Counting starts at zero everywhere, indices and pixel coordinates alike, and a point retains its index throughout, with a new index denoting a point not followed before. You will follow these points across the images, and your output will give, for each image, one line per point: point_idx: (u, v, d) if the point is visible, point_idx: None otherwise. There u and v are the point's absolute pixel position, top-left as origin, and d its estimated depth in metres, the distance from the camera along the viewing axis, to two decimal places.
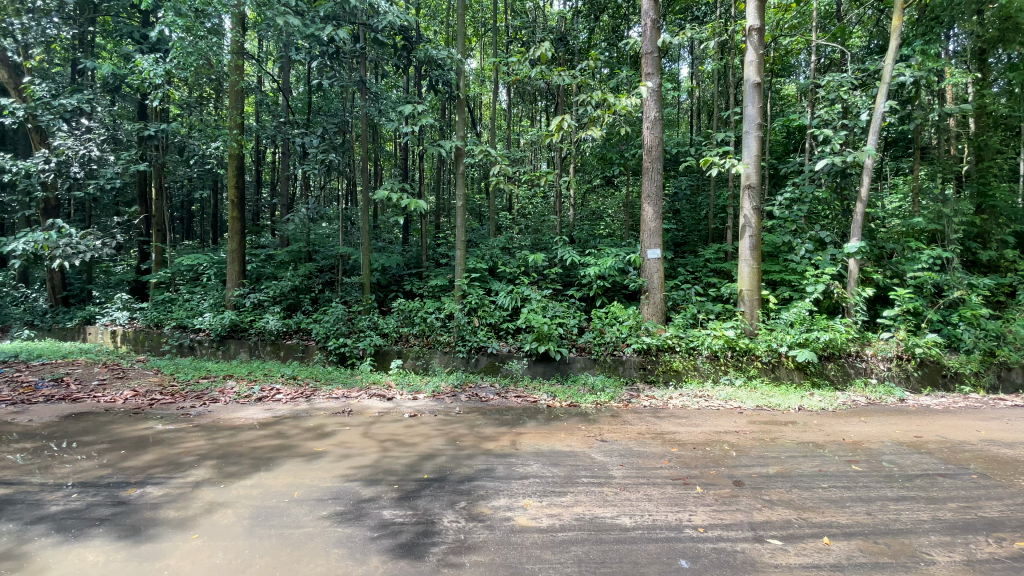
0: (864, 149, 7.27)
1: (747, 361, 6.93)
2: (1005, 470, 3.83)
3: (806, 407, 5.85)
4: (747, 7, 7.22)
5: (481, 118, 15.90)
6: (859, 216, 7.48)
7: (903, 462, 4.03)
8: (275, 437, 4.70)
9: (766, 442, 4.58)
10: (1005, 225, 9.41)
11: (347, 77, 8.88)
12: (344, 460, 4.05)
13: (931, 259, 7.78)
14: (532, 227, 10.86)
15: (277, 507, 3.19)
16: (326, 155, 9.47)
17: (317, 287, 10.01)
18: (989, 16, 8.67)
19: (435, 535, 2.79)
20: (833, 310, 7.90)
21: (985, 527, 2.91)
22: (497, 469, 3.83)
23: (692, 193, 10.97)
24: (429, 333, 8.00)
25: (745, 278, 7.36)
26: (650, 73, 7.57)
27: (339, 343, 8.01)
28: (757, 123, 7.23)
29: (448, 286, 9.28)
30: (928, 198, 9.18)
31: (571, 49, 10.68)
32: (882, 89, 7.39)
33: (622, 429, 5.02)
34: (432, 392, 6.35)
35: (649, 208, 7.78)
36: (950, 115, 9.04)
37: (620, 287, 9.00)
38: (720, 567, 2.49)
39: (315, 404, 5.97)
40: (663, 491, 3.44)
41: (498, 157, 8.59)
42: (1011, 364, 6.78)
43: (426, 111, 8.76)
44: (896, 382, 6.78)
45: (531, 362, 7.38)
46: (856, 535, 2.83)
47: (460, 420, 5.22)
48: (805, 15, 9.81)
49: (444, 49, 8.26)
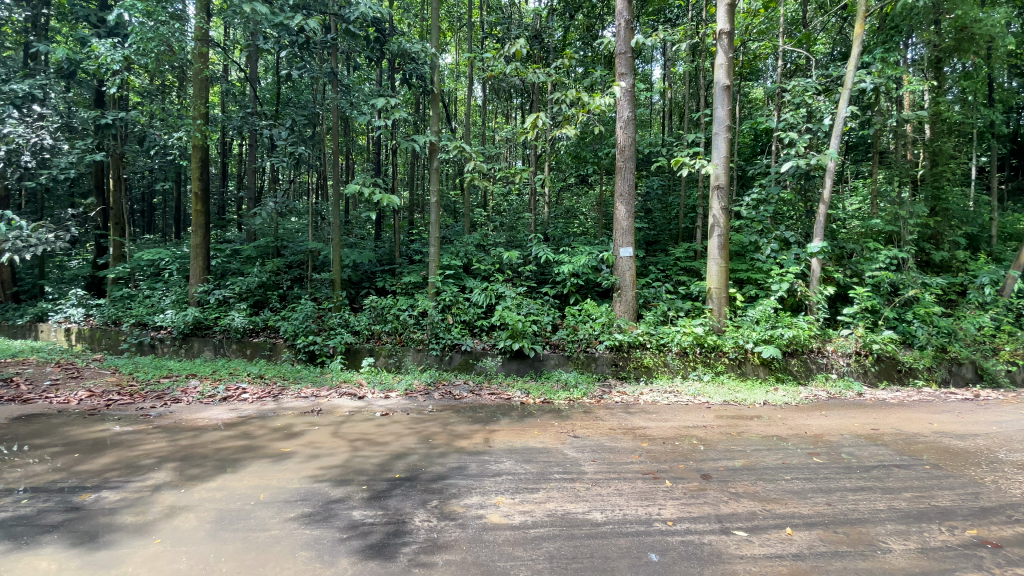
0: (827, 152, 7.55)
1: (715, 358, 7.10)
2: (955, 461, 4.04)
3: (771, 402, 6.03)
4: (718, 11, 7.37)
5: (456, 114, 15.75)
6: (821, 217, 7.74)
7: (860, 454, 4.20)
8: (241, 438, 4.56)
9: (732, 436, 4.71)
10: (956, 227, 9.95)
11: (317, 68, 8.70)
12: (312, 460, 3.96)
13: (888, 259, 8.10)
14: (507, 224, 10.90)
15: (241, 510, 3.09)
16: (295, 148, 9.24)
17: (286, 283, 9.75)
18: (945, 26, 9.04)
19: (405, 535, 2.76)
20: (797, 308, 8.15)
21: (938, 516, 3.06)
22: (470, 467, 3.81)
23: (663, 192, 11.15)
24: (402, 331, 7.89)
25: (714, 277, 7.54)
26: (624, 73, 7.64)
27: (308, 342, 7.83)
28: (726, 125, 7.37)
29: (421, 283, 9.16)
30: (886, 200, 9.56)
31: (545, 48, 10.69)
32: (845, 95, 7.65)
33: (594, 425, 5.07)
34: (404, 390, 6.28)
35: (622, 207, 7.88)
36: (907, 121, 9.44)
37: (594, 285, 9.07)
38: (688, 560, 2.54)
39: (282, 403, 5.82)
40: (633, 485, 3.50)
41: (473, 153, 8.50)
42: (961, 359, 7.17)
43: (400, 105, 8.59)
44: (855, 377, 7.06)
45: (505, 359, 7.36)
46: (817, 525, 2.94)
47: (433, 418, 5.17)
48: (772, 20, 10.02)
49: (417, 43, 8.14)
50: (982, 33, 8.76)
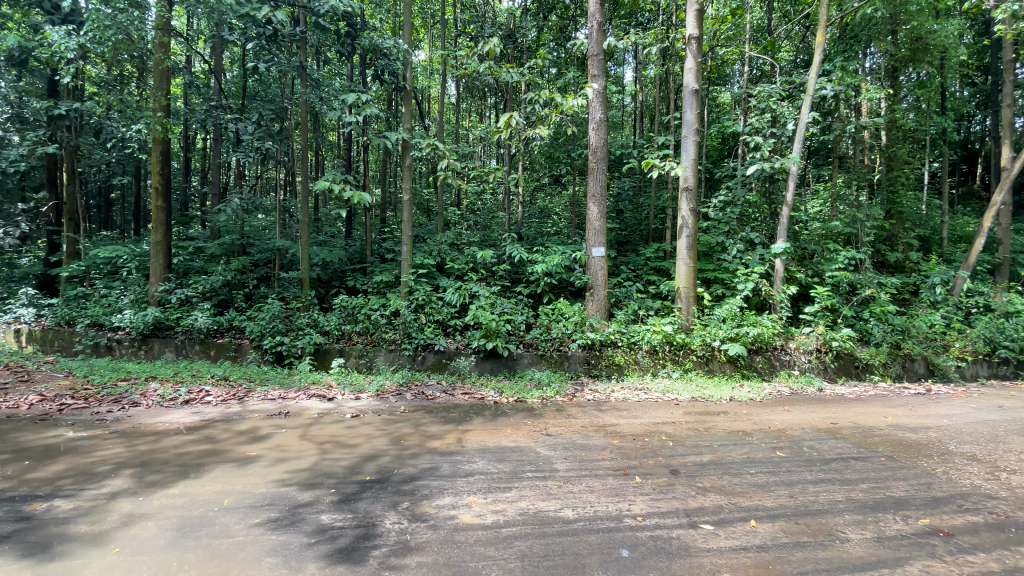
0: (790, 156, 7.82)
1: (683, 355, 7.26)
2: (908, 453, 4.24)
3: (737, 398, 6.19)
4: (687, 16, 7.51)
5: (428, 111, 15.63)
6: (784, 220, 8.01)
7: (821, 447, 4.37)
8: (204, 442, 4.42)
9: (699, 431, 4.83)
10: (909, 229, 10.45)
11: (286, 62, 8.46)
12: (279, 464, 3.87)
13: (847, 260, 8.42)
14: (481, 223, 10.90)
15: (203, 517, 2.99)
16: (262, 143, 8.96)
17: (252, 282, 9.48)
18: (901, 37, 9.44)
19: (376, 538, 2.72)
20: (762, 306, 8.40)
21: (892, 506, 3.20)
22: (442, 468, 3.79)
23: (635, 194, 11.33)
24: (373, 331, 7.77)
25: (682, 276, 7.72)
26: (596, 75, 7.71)
27: (276, 342, 7.63)
28: (695, 128, 7.53)
29: (394, 282, 9.05)
30: (845, 203, 9.95)
31: (519, 47, 10.67)
32: (807, 101, 7.92)
33: (567, 423, 5.12)
34: (376, 391, 6.19)
35: (594, 207, 7.96)
36: (865, 128, 9.84)
37: (567, 284, 9.13)
38: (657, 554, 2.59)
39: (249, 406, 5.66)
40: (604, 482, 3.54)
41: (446, 151, 8.42)
42: (914, 355, 7.53)
43: (371, 101, 8.43)
44: (815, 373, 7.32)
45: (479, 359, 7.33)
46: (779, 517, 3.03)
47: (405, 419, 5.12)
48: (739, 27, 10.26)
49: (390, 38, 7.99)
50: (936, 44, 9.19)
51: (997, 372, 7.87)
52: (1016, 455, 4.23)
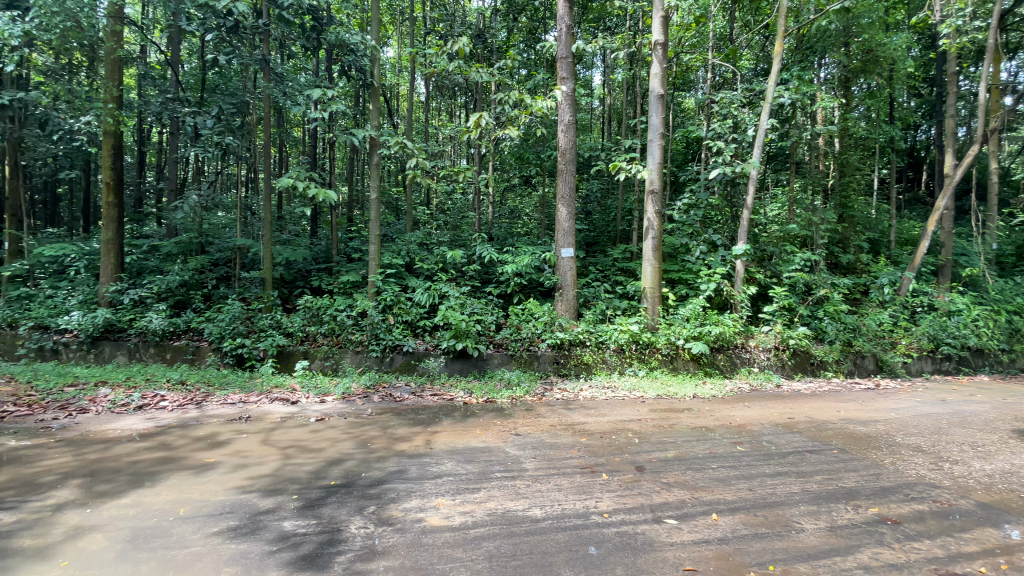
0: (750, 161, 8.09)
1: (649, 354, 7.42)
2: (859, 445, 4.46)
3: (700, 396, 6.36)
4: (653, 22, 7.67)
5: (397, 109, 15.46)
6: (745, 222, 8.28)
7: (779, 441, 4.55)
8: (159, 449, 4.24)
9: (664, 428, 4.94)
10: (860, 232, 10.99)
11: (248, 54, 8.19)
12: (239, 470, 3.74)
13: (803, 262, 8.79)
14: (451, 223, 10.83)
15: (157, 527, 2.86)
16: (222, 138, 8.64)
17: (212, 282, 9.15)
18: (853, 48, 9.88)
19: (341, 544, 2.67)
20: (723, 306, 8.65)
21: (845, 496, 3.36)
22: (409, 470, 3.74)
23: (603, 195, 11.49)
24: (339, 332, 7.61)
25: (648, 277, 7.89)
26: (565, 77, 7.80)
27: (236, 344, 7.38)
28: (661, 132, 7.69)
29: (360, 282, 8.90)
30: (802, 207, 10.38)
31: (489, 47, 10.64)
32: (766, 108, 8.22)
33: (536, 422, 5.15)
34: (342, 393, 6.07)
35: (564, 208, 8.04)
36: (819, 135, 10.28)
37: (537, 284, 9.18)
38: (623, 550, 2.64)
39: (207, 410, 5.46)
40: (572, 480, 3.58)
41: (415, 149, 8.29)
42: (864, 352, 7.92)
43: (338, 97, 8.25)
44: (774, 370, 7.60)
45: (448, 360, 7.26)
46: (740, 510, 3.14)
47: (372, 422, 5.04)
48: (703, 35, 10.54)
49: (357, 34, 7.85)
50: (885, 56, 9.68)
51: (940, 367, 8.36)
52: (957, 446, 4.50)
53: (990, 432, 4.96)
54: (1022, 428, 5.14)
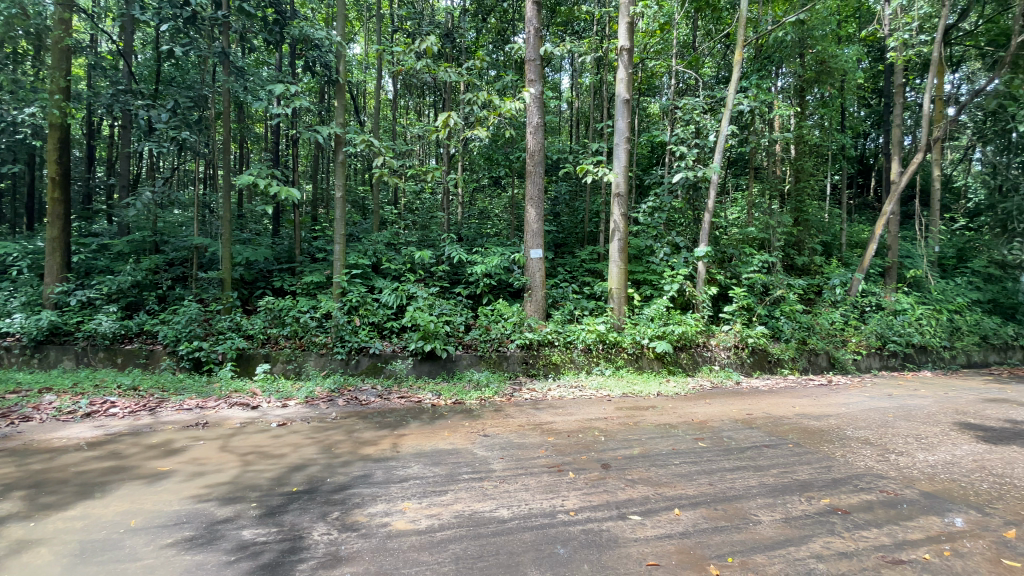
0: (711, 166, 8.36)
1: (615, 353, 7.55)
2: (813, 439, 4.66)
3: (663, 393, 6.52)
4: (619, 28, 7.81)
5: (364, 107, 15.23)
6: (706, 225, 8.54)
7: (738, 436, 4.71)
8: (109, 458, 4.03)
9: (629, 426, 5.04)
10: (814, 235, 11.51)
11: (206, 47, 7.87)
12: (195, 478, 3.60)
13: (761, 263, 9.13)
14: (419, 223, 10.73)
15: (106, 540, 2.72)
16: (178, 133, 8.29)
17: (167, 283, 8.77)
18: (808, 59, 10.32)
19: (303, 551, 2.61)
20: (686, 306, 8.88)
21: (799, 488, 3.51)
22: (375, 475, 3.69)
23: (571, 197, 11.62)
24: (302, 334, 7.42)
25: (615, 277, 8.04)
26: (533, 79, 7.84)
27: (193, 347, 7.10)
28: (626, 136, 7.84)
29: (325, 283, 8.71)
30: (760, 211, 10.79)
31: (458, 47, 10.59)
32: (727, 115, 8.49)
33: (504, 422, 5.16)
34: (305, 397, 5.92)
35: (532, 209, 8.09)
36: (776, 142, 10.69)
37: (506, 285, 9.21)
38: (589, 548, 2.68)
39: (161, 417, 5.22)
40: (539, 479, 3.61)
41: (382, 148, 8.15)
42: (817, 350, 8.30)
43: (302, 93, 8.03)
44: (733, 367, 7.86)
45: (416, 361, 7.17)
46: (701, 504, 3.23)
47: (337, 426, 4.93)
48: (667, 41, 10.80)
49: (321, 29, 7.66)
50: (837, 68, 10.15)
51: (887, 363, 8.83)
52: (902, 438, 4.76)
53: (932, 425, 5.27)
54: (960, 420, 5.49)
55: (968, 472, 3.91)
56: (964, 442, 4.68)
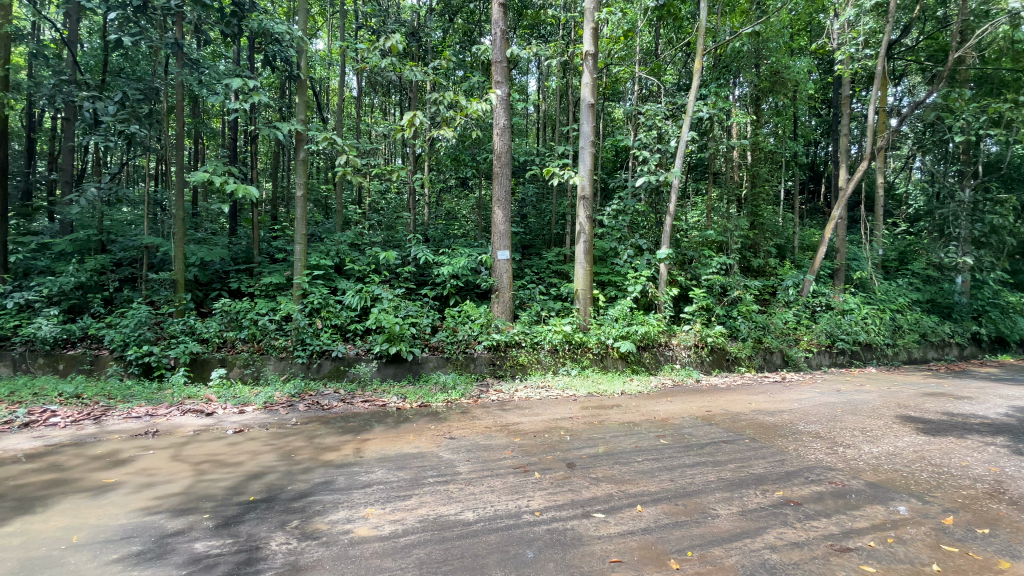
0: (672, 171, 8.60)
1: (581, 353, 7.66)
2: (768, 434, 4.86)
3: (627, 392, 6.66)
4: (584, 33, 7.92)
5: (327, 104, 14.91)
6: (668, 228, 8.76)
7: (697, 433, 4.86)
8: (49, 471, 3.79)
9: (594, 425, 5.12)
10: (768, 238, 12.02)
11: (158, 38, 7.54)
12: (144, 490, 3.43)
13: (719, 265, 9.46)
14: (384, 223, 10.59)
15: (45, 558, 2.56)
16: (127, 126, 7.88)
17: (114, 285, 8.31)
18: (763, 70, 10.76)
19: (260, 562, 2.53)
20: (648, 307, 9.09)
21: (755, 482, 3.65)
22: (336, 481, 3.61)
23: (538, 200, 11.70)
24: (261, 337, 7.18)
25: (580, 279, 8.16)
26: (500, 81, 7.85)
27: (142, 352, 6.76)
28: (591, 140, 7.95)
29: (285, 284, 8.47)
30: (718, 214, 11.16)
31: (423, 46, 10.51)
32: (687, 121, 8.75)
33: (470, 424, 5.15)
34: (263, 403, 5.73)
35: (499, 211, 8.09)
36: (734, 148, 11.09)
37: (473, 286, 9.20)
38: (554, 547, 2.71)
39: (108, 426, 4.95)
40: (505, 480, 3.62)
41: (346, 146, 7.99)
42: (772, 348, 8.66)
43: (260, 88, 7.77)
44: (694, 366, 8.09)
45: (381, 364, 7.05)
46: (662, 500, 3.32)
47: (297, 432, 4.80)
48: (630, 48, 11.03)
49: (282, 23, 7.41)
50: (790, 78, 10.62)
51: (836, 360, 9.29)
52: (849, 432, 5.03)
53: (876, 418, 5.59)
54: (902, 413, 5.84)
55: (909, 462, 4.16)
56: (905, 434, 4.97)
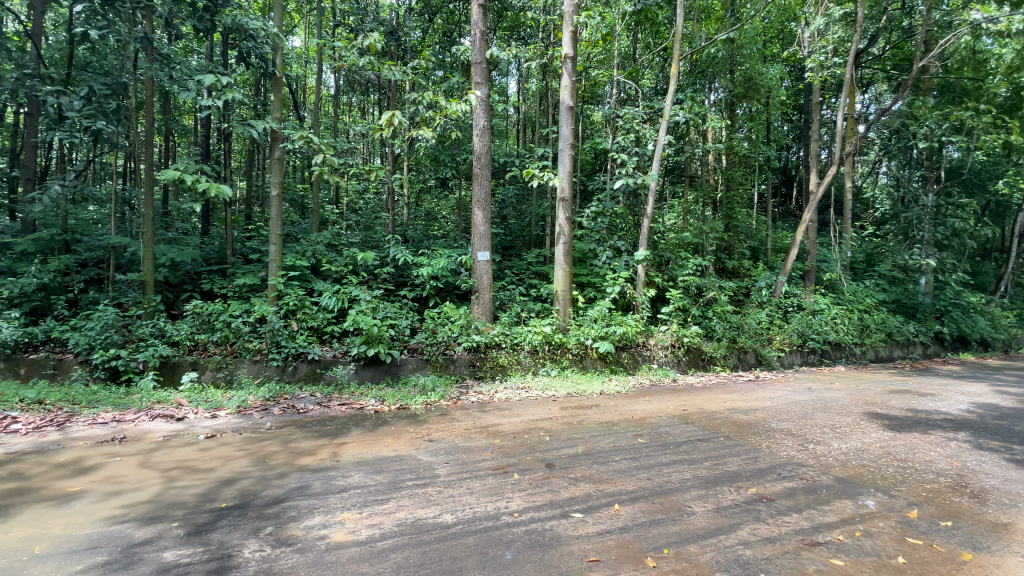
0: (650, 173, 8.72)
1: (561, 354, 7.70)
2: (741, 432, 4.97)
3: (606, 392, 6.73)
4: (563, 36, 7.96)
5: (304, 103, 14.69)
6: (645, 230, 8.87)
7: (674, 432, 4.94)
8: (9, 480, 3.64)
9: (573, 425, 5.15)
10: (742, 241, 12.30)
11: (127, 31, 7.31)
12: (110, 498, 3.32)
13: (694, 267, 9.65)
14: (363, 224, 10.48)
15: (4, 570, 2.46)
16: (93, 122, 7.59)
17: (79, 286, 8.02)
18: (737, 76, 11.02)
19: (233, 571, 2.47)
20: (627, 308, 9.20)
21: (729, 479, 3.73)
22: (312, 486, 3.56)
23: (518, 201, 11.72)
24: (234, 340, 7.01)
25: (560, 280, 8.22)
26: (479, 82, 7.83)
27: (109, 356, 6.54)
28: (570, 142, 8.01)
29: (259, 285, 8.31)
30: (694, 217, 11.38)
31: (402, 45, 10.44)
32: (665, 125, 8.88)
33: (449, 426, 5.13)
34: (237, 407, 5.60)
35: (480, 212, 8.08)
36: (710, 152, 11.33)
37: (453, 287, 9.18)
38: (533, 548, 2.72)
39: (72, 433, 4.78)
40: (484, 482, 3.62)
41: (323, 145, 7.86)
42: (746, 348, 8.86)
43: (234, 84, 7.59)
44: (671, 366, 8.21)
45: (358, 367, 6.96)
46: (639, 499, 3.36)
47: (272, 436, 4.71)
48: (609, 52, 11.15)
49: (256, 19, 7.25)
50: (763, 84, 10.89)
51: (807, 359, 9.55)
52: (819, 429, 5.18)
53: (845, 415, 5.76)
54: (869, 410, 6.04)
55: (876, 458, 4.31)
56: (873, 430, 5.15)
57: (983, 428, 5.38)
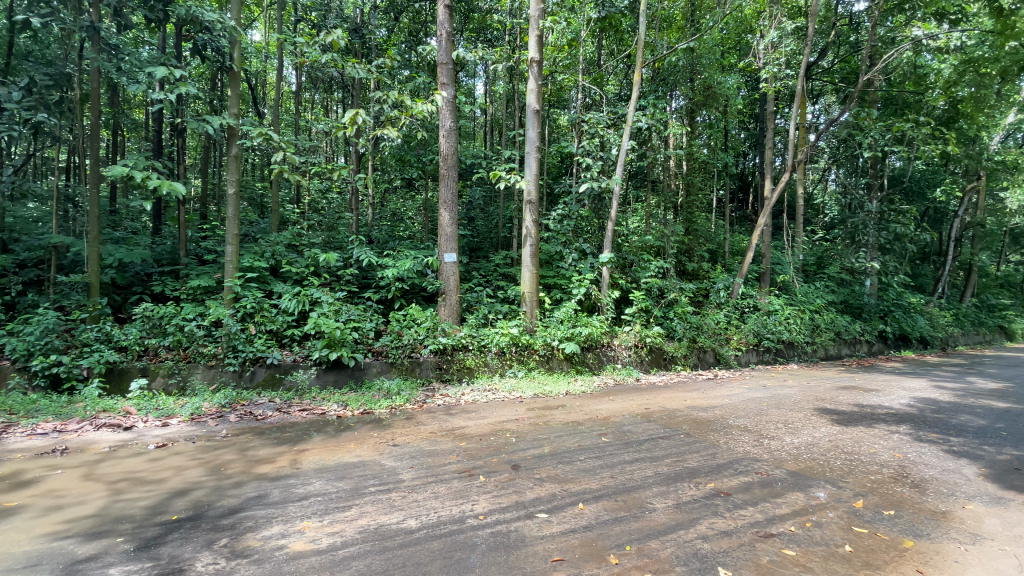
0: (613, 177, 8.87)
1: (527, 355, 7.74)
2: (701, 429, 5.13)
3: (572, 393, 6.82)
4: (529, 40, 8.00)
5: (263, 98, 14.25)
6: (609, 233, 9.00)
7: (636, 430, 5.04)
8: None
9: (539, 425, 5.20)
10: (702, 243, 12.70)
11: (71, 20, 6.91)
12: (50, 514, 3.12)
13: (656, 268, 9.90)
14: (326, 224, 10.24)
15: None
16: (32, 114, 7.10)
17: (17, 288, 7.52)
18: (696, 84, 11.37)
19: None
20: (592, 308, 9.32)
21: (689, 475, 3.84)
22: (270, 495, 3.46)
23: (485, 203, 11.71)
24: (187, 345, 6.70)
25: (527, 282, 8.26)
26: (445, 82, 7.79)
27: (49, 363, 6.15)
28: (537, 145, 8.07)
29: (214, 287, 8.01)
30: (656, 221, 11.68)
31: (367, 43, 10.28)
32: (628, 130, 9.05)
33: (415, 430, 5.08)
34: (190, 414, 5.38)
35: (446, 213, 8.02)
36: (671, 157, 11.64)
37: (419, 289, 9.10)
38: (499, 550, 2.73)
39: (7, 445, 4.47)
40: (449, 486, 3.61)
41: (283, 143, 7.61)
42: (705, 347, 9.15)
43: (188, 78, 7.26)
44: (634, 365, 8.38)
45: (321, 371, 6.78)
46: (602, 497, 3.43)
47: (228, 444, 4.55)
48: (575, 57, 11.29)
49: (212, 11, 6.97)
50: (721, 93, 11.26)
51: (763, 357, 9.94)
52: (773, 424, 5.41)
53: (797, 411, 6.03)
54: (820, 406, 6.34)
55: (825, 451, 4.53)
56: (822, 425, 5.41)
57: (921, 421, 5.74)
